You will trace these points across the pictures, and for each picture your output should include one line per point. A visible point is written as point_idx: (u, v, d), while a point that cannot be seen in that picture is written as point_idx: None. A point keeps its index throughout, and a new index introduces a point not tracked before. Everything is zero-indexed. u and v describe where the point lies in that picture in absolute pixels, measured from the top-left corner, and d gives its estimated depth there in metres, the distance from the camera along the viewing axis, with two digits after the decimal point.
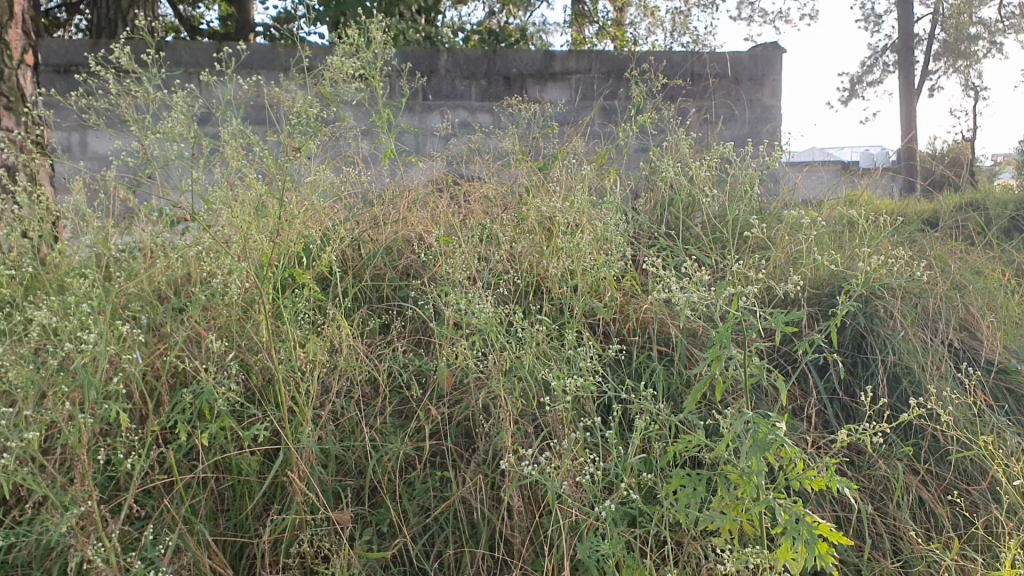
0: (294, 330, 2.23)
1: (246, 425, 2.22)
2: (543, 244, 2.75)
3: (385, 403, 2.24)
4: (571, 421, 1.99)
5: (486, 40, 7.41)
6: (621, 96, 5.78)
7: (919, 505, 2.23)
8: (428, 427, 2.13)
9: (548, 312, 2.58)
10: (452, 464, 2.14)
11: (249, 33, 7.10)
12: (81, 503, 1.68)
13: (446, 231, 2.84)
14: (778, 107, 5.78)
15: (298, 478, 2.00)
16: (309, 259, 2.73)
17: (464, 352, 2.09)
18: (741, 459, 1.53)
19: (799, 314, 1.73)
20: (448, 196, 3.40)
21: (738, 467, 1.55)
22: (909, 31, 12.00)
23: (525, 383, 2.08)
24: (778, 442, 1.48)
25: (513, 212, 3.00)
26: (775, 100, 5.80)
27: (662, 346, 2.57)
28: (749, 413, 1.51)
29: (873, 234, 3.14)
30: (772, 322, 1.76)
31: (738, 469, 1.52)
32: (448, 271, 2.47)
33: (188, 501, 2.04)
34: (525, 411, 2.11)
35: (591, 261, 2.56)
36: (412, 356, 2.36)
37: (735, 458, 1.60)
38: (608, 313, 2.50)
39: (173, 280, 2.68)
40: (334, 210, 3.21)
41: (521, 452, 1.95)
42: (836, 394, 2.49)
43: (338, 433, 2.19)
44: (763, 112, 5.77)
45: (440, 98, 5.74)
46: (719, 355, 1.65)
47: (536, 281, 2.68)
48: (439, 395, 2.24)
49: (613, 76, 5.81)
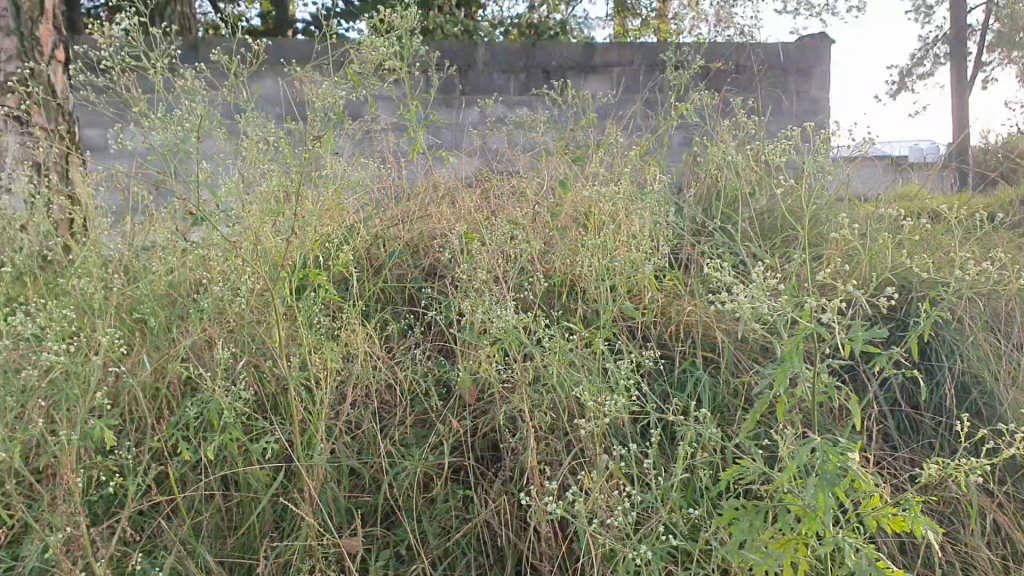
0: (307, 336, 2.07)
1: (256, 436, 2.06)
2: (578, 242, 2.56)
3: (405, 413, 2.08)
4: (606, 438, 1.80)
5: (527, 34, 7.23)
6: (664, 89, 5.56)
7: (993, 530, 2.01)
8: (449, 441, 1.95)
9: (583, 315, 2.39)
10: (476, 481, 1.96)
11: (288, 30, 6.98)
12: (65, 528, 1.53)
13: (475, 229, 2.66)
14: (828, 99, 5.53)
15: (308, 497, 1.84)
16: (328, 258, 2.57)
17: (488, 360, 1.91)
18: (805, 492, 1.35)
19: (883, 330, 1.48)
20: (480, 191, 3.23)
21: (802, 499, 1.37)
22: (964, 21, 11.58)
23: (557, 395, 1.90)
24: (849, 475, 1.30)
25: (546, 208, 2.82)
26: (824, 91, 5.54)
27: (707, 351, 2.37)
28: (815, 440, 1.33)
29: (936, 231, 2.90)
30: (851, 336, 1.51)
31: (801, 503, 1.34)
32: (474, 271, 2.29)
33: (191, 518, 1.90)
34: (555, 425, 1.92)
35: (629, 260, 2.36)
36: (434, 362, 2.19)
37: (797, 488, 1.42)
38: (647, 316, 2.30)
39: (189, 280, 2.54)
40: (361, 207, 3.06)
41: (552, 472, 1.77)
42: (898, 405, 2.27)
43: (354, 446, 2.03)
44: (811, 104, 5.51)
45: (477, 92, 5.57)
46: (782, 373, 1.46)
47: (570, 282, 2.50)
48: (464, 406, 2.06)
49: (657, 69, 5.60)
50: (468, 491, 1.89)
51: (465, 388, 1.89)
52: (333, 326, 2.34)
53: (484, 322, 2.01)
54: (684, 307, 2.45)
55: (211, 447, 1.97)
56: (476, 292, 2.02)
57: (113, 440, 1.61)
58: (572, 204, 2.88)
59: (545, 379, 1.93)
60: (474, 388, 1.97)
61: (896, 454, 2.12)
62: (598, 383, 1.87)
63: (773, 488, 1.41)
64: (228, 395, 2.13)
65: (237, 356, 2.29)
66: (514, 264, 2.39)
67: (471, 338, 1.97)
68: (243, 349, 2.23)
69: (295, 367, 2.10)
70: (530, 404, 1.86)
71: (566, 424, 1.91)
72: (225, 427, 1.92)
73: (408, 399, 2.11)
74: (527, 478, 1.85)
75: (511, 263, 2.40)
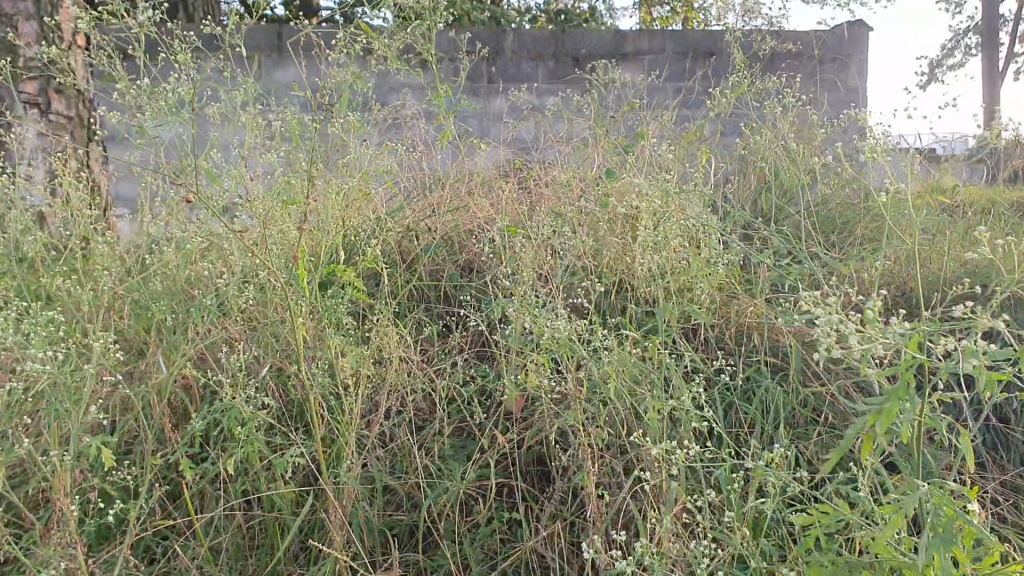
0: (336, 341, 1.89)
1: (280, 449, 1.89)
2: (626, 237, 2.35)
3: (443, 423, 1.89)
4: (670, 460, 1.60)
5: (554, 21, 7.00)
6: (699, 77, 5.32)
7: None
8: (493, 457, 1.76)
9: (634, 315, 2.20)
10: (521, 501, 1.77)
11: (309, 17, 6.77)
12: (65, 562, 1.36)
13: (514, 222, 2.46)
14: (866, 88, 5.23)
15: (337, 520, 1.66)
16: (357, 253, 2.39)
17: (538, 370, 1.72)
18: (914, 549, 1.17)
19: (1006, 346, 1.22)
20: (515, 181, 3.03)
21: (908, 554, 1.19)
22: (998, 11, 11.19)
23: (613, 406, 1.71)
24: (969, 532, 1.12)
25: (589, 200, 2.62)
26: (863, 80, 5.26)
27: (771, 356, 2.17)
28: (925, 487, 1.14)
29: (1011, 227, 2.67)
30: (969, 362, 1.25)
31: (911, 563, 1.16)
32: (517, 269, 2.10)
33: (207, 541, 1.73)
34: (612, 441, 1.73)
35: (686, 258, 2.16)
36: (474, 367, 2.00)
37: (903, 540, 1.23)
38: (706, 318, 2.10)
39: (209, 276, 2.36)
40: (390, 197, 2.87)
41: (609, 496, 1.58)
42: (984, 418, 2.06)
43: (387, 460, 1.85)
44: (848, 93, 5.24)
45: (505, 81, 5.34)
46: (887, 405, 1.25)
47: (619, 279, 2.30)
48: (508, 416, 1.88)
49: (689, 56, 5.37)
50: (515, 513, 1.70)
51: (510, 400, 1.71)
52: (363, 327, 2.16)
53: (532, 325, 1.82)
54: (743, 308, 2.25)
55: (230, 462, 1.80)
56: (522, 293, 1.83)
57: (113, 461, 1.45)
58: (617, 196, 2.68)
59: (600, 390, 1.74)
60: (522, 398, 1.78)
61: (985, 475, 1.91)
62: (660, 396, 1.68)
63: (874, 540, 1.23)
64: (250, 402, 1.96)
65: (260, 358, 2.12)
66: (557, 260, 2.19)
67: (516, 343, 1.78)
68: (266, 350, 2.05)
69: (322, 372, 1.92)
70: (584, 418, 1.67)
71: (624, 440, 1.71)
72: (245, 440, 1.75)
73: (447, 408, 1.93)
74: (581, 499, 1.66)
75: (555, 258, 2.20)
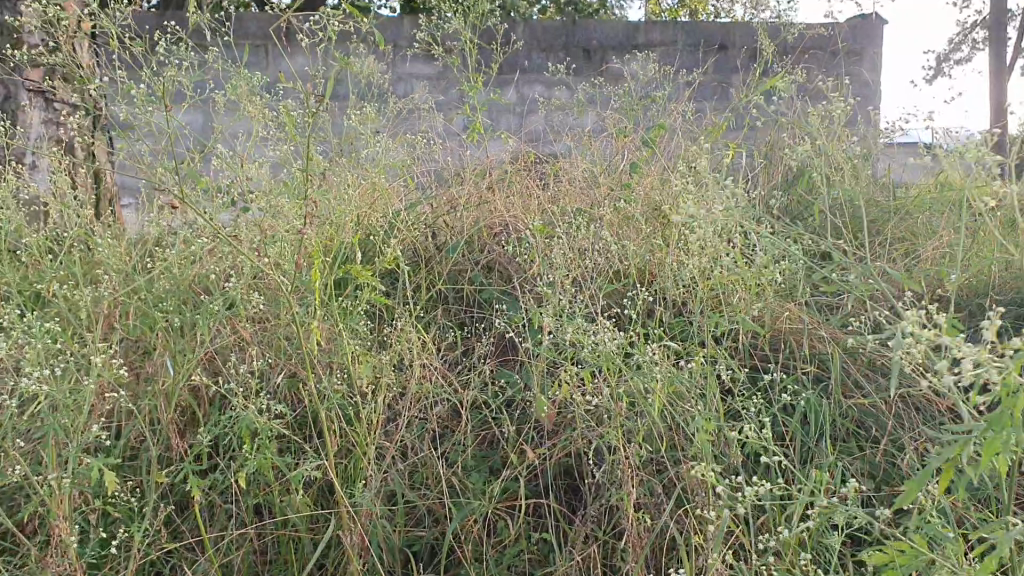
0: (356, 349, 1.79)
1: (295, 460, 1.79)
2: (654, 238, 2.25)
3: (467, 436, 1.80)
4: (712, 480, 1.51)
5: (562, 12, 6.88)
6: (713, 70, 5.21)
7: None
8: (521, 472, 1.67)
9: (664, 320, 2.10)
10: (549, 518, 1.68)
11: (314, 4, 6.62)
12: None
13: (535, 221, 2.36)
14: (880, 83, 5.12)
15: (358, 540, 1.57)
16: (372, 251, 2.29)
17: (571, 384, 1.63)
18: None
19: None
20: (533, 175, 2.93)
21: None
22: None
23: (651, 420, 1.61)
24: None
25: (612, 198, 2.52)
26: (876, 75, 5.15)
27: (807, 365, 2.07)
28: (1015, 534, 1.04)
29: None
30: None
31: None
32: (544, 272, 2.00)
33: (218, 560, 1.64)
34: (648, 457, 1.64)
35: (722, 261, 2.06)
36: (499, 375, 1.91)
37: None
38: (743, 325, 2.00)
39: (218, 274, 2.25)
40: (405, 192, 2.75)
41: (649, 518, 1.49)
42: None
43: (409, 474, 1.76)
44: (861, 88, 5.12)
45: (516, 72, 5.20)
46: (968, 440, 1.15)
47: (648, 283, 2.20)
48: (537, 429, 1.78)
49: (700, 49, 5.26)
50: (545, 534, 1.61)
51: (541, 414, 1.61)
52: (380, 330, 2.06)
53: (563, 333, 1.72)
54: (777, 314, 2.16)
55: (243, 474, 1.71)
56: (552, 299, 1.74)
57: (111, 482, 1.40)
58: (640, 194, 2.58)
59: (635, 403, 1.65)
60: (553, 411, 1.69)
61: None
62: (704, 412, 1.58)
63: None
64: (264, 410, 1.86)
65: (272, 362, 2.02)
66: (583, 262, 2.09)
67: (545, 353, 1.69)
68: (279, 353, 1.96)
69: (340, 380, 1.83)
70: (620, 433, 1.58)
71: (660, 457, 1.62)
72: (260, 454, 1.66)
73: (471, 420, 1.83)
74: (616, 520, 1.57)
75: (581, 260, 2.10)
